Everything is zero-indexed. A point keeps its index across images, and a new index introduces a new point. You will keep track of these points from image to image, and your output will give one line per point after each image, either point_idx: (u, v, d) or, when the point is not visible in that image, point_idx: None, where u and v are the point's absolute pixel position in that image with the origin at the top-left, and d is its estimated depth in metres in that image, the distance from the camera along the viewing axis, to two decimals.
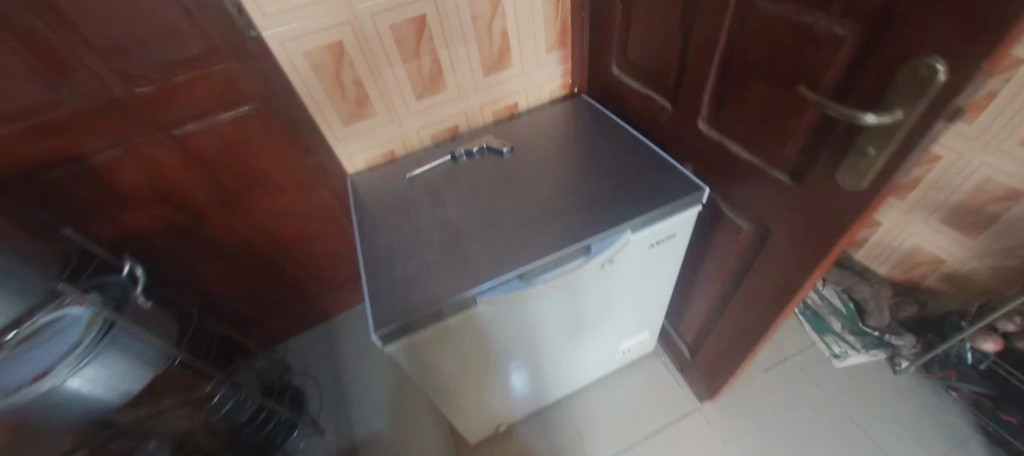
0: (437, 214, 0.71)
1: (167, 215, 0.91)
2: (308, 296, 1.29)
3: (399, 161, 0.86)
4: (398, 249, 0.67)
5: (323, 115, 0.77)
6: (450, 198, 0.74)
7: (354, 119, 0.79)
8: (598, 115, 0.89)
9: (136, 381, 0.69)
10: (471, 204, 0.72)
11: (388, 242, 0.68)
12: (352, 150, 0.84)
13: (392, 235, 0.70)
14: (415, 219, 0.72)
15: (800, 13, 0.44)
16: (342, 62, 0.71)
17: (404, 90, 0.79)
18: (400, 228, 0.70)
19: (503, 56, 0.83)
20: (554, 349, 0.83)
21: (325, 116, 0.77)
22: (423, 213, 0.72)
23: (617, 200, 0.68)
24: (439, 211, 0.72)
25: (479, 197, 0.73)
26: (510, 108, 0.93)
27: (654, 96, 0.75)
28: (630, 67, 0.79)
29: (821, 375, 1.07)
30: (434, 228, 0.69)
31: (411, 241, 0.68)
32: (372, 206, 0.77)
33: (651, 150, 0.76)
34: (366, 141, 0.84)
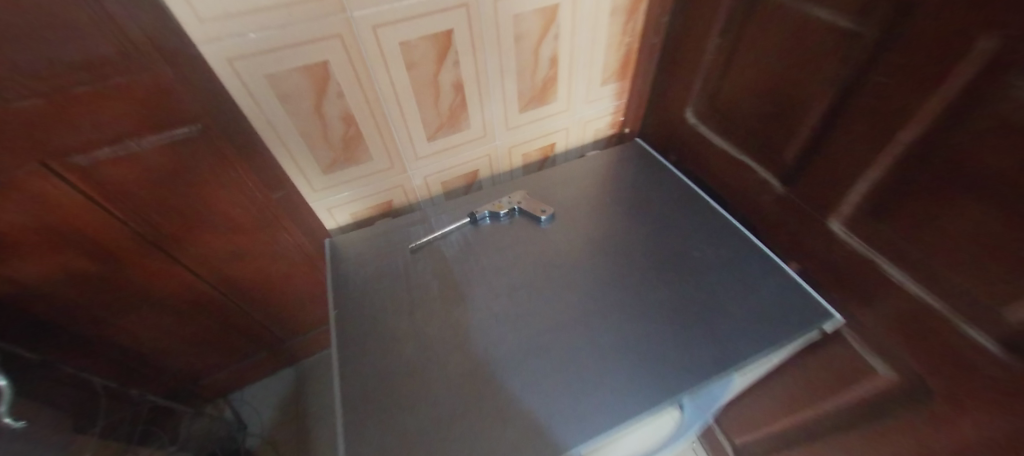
0: (454, 320, 0.50)
1: (74, 262, 0.66)
2: (271, 343, 1.06)
3: (400, 217, 0.65)
4: (397, 379, 0.46)
5: (295, 159, 0.54)
6: (472, 294, 0.53)
7: (339, 166, 0.57)
8: (661, 172, 0.69)
9: None
10: (503, 307, 0.51)
11: (383, 364, 0.47)
12: (335, 201, 0.62)
13: (390, 350, 0.48)
14: (423, 322, 0.51)
15: None
16: (324, 91, 0.48)
17: (412, 129, 0.57)
18: (402, 343, 0.49)
19: (547, 87, 0.62)
20: None
21: (297, 163, 0.54)
22: (435, 316, 0.51)
23: (710, 318, 0.49)
24: (456, 312, 0.51)
25: (514, 297, 0.53)
26: (546, 150, 0.72)
27: (754, 167, 0.56)
28: (719, 121, 0.60)
29: None
30: (450, 347, 0.48)
31: (417, 368, 0.47)
32: (360, 294, 0.55)
33: (745, 241, 0.57)
34: (357, 193, 0.61)
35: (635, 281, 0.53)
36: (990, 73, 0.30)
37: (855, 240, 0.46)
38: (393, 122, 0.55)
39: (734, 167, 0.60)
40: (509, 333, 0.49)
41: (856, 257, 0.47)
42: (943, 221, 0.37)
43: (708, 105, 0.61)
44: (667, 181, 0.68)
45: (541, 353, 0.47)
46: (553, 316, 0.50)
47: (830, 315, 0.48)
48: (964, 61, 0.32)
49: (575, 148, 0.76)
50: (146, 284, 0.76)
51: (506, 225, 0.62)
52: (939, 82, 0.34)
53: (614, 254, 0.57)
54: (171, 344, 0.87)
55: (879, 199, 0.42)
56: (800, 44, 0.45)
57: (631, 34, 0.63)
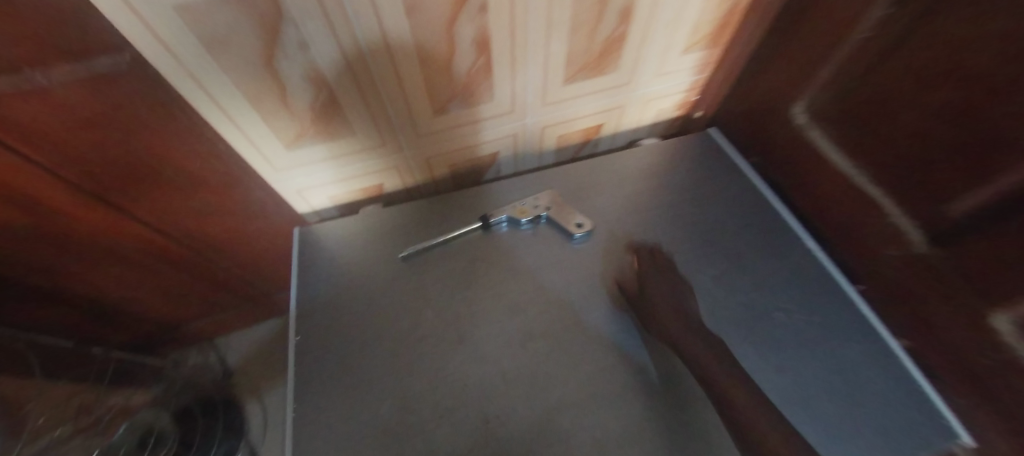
0: (445, 374, 0.39)
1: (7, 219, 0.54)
2: (259, 297, 0.98)
3: (395, 210, 0.51)
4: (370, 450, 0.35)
5: (246, 134, 0.39)
6: (474, 333, 0.41)
7: (309, 140, 0.41)
8: (738, 180, 0.53)
9: None
10: (511, 360, 0.39)
11: (354, 426, 0.36)
12: (311, 186, 0.47)
13: (361, 406, 0.37)
14: (406, 369, 0.39)
15: None
16: (277, 38, 0.31)
17: (414, 99, 0.41)
18: (377, 391, 0.38)
19: (609, 52, 0.44)
20: None
21: (247, 133, 0.39)
22: (424, 360, 0.39)
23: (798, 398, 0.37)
24: (451, 360, 0.39)
25: (526, 345, 0.40)
26: (591, 132, 0.56)
27: (884, 206, 0.41)
28: (847, 132, 0.43)
29: None
30: (441, 408, 0.37)
31: (392, 432, 0.36)
32: (335, 310, 0.43)
33: (850, 304, 0.42)
34: (333, 172, 0.46)
35: (674, 343, 0.38)
36: None
37: None
38: (387, 86, 0.38)
39: (850, 196, 0.44)
40: (516, 401, 0.37)
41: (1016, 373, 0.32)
42: None
43: (836, 103, 0.43)
44: (746, 195, 0.52)
45: (555, 437, 0.35)
46: (575, 384, 0.38)
47: (954, 433, 0.36)
48: None
49: (627, 131, 0.59)
50: (103, 240, 0.64)
51: (529, 236, 0.48)
52: None
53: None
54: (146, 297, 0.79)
55: None
56: None
57: None
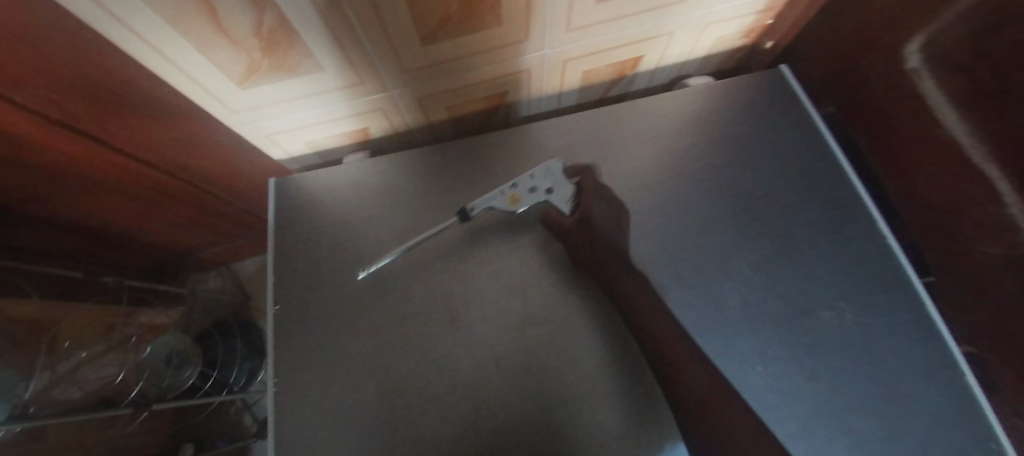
0: (429, 358, 0.35)
1: None
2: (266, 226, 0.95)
3: (383, 160, 0.44)
4: (350, 433, 0.33)
5: (180, 70, 0.31)
6: (461, 311, 0.36)
7: (265, 76, 0.33)
8: (806, 138, 0.42)
9: None
10: (500, 343, 0.35)
11: (333, 404, 0.35)
12: (278, 131, 0.40)
13: (340, 383, 0.35)
14: (386, 348, 0.36)
15: None
16: None
17: (386, 22, 0.31)
18: (356, 365, 0.36)
19: None
20: None
21: (182, 68, 0.31)
22: (405, 338, 0.36)
23: (844, 413, 0.32)
24: (436, 341, 0.36)
25: (519, 329, 0.35)
26: (625, 66, 0.44)
27: (1004, 195, 0.31)
28: (979, 83, 0.31)
29: None
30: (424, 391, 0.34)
31: (361, 411, 0.34)
32: (317, 274, 0.40)
33: (919, 305, 0.34)
34: (304, 115, 0.38)
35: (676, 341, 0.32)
36: None
37: None
38: (352, 2, 0.28)
39: (950, 165, 0.34)
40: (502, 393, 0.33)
41: None
42: None
43: (974, 40, 0.31)
44: (809, 156, 0.41)
45: (537, 433, 0.32)
46: (570, 376, 0.34)
47: None
48: None
49: (671, 65, 0.47)
50: None
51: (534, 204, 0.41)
52: None
53: (687, 285, 0.37)
54: None
55: None
56: None
57: None
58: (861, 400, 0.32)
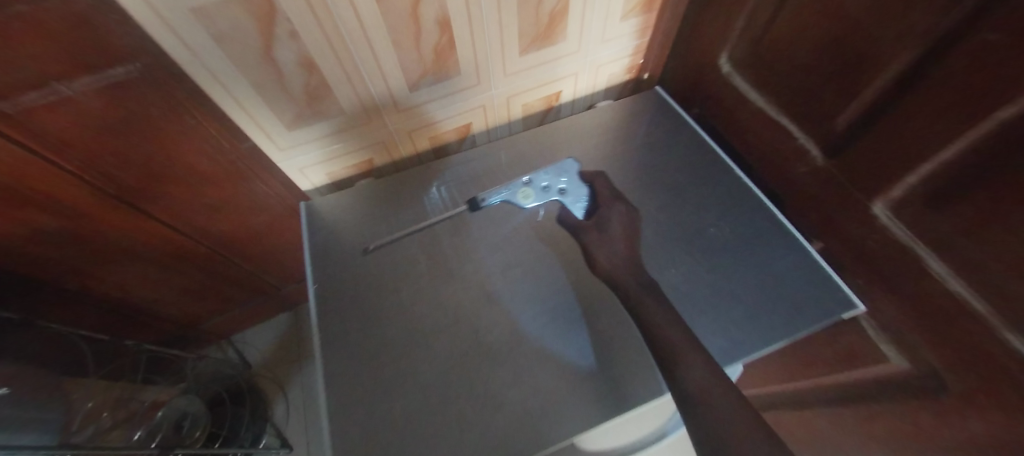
0: (439, 301, 0.48)
1: (36, 218, 0.61)
2: (265, 288, 1.04)
3: (386, 178, 0.59)
4: (385, 364, 0.44)
5: (250, 114, 0.45)
6: (461, 270, 0.50)
7: (306, 116, 0.48)
8: (682, 130, 0.62)
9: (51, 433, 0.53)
10: (492, 285, 0.49)
11: (369, 347, 0.46)
12: (303, 163, 0.54)
13: (372, 332, 0.47)
14: (406, 301, 0.49)
15: None
16: (272, 30, 0.38)
17: (389, 75, 0.48)
18: (383, 317, 0.47)
19: (554, 23, 0.51)
20: None
21: (252, 113, 0.45)
22: (426, 295, 0.49)
23: (729, 288, 0.48)
24: (443, 289, 0.49)
25: (503, 273, 0.50)
26: (551, 99, 0.63)
27: (796, 133, 0.48)
28: (760, 71, 0.50)
29: None
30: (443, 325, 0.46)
31: (400, 347, 0.45)
32: (350, 266, 0.52)
33: (762, 217, 0.52)
34: (329, 146, 0.53)
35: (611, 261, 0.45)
36: None
37: (896, 225, 0.40)
38: (364, 67, 0.45)
39: (764, 127, 0.52)
40: (499, 316, 0.47)
41: (893, 245, 0.41)
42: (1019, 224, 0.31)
43: (753, 49, 0.51)
44: (689, 143, 0.60)
45: (530, 337, 0.45)
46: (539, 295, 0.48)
47: (855, 304, 0.45)
48: None
49: (584, 96, 0.67)
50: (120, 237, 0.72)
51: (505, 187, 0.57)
52: None
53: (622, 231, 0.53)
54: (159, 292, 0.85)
55: (942, 183, 0.36)
56: None
57: None
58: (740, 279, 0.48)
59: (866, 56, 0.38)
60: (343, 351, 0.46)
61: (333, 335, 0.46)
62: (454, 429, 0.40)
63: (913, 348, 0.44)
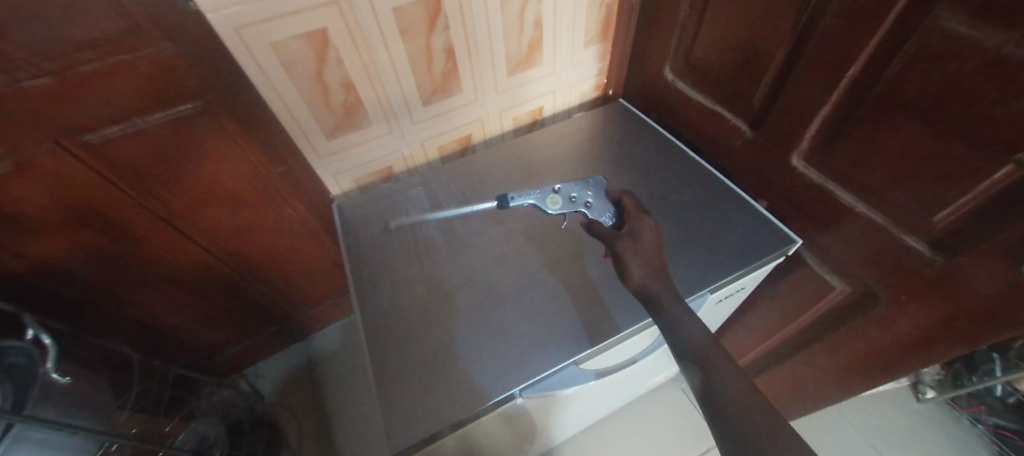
0: (456, 263, 0.61)
1: (91, 241, 0.67)
2: (282, 316, 1.09)
3: (406, 179, 0.75)
4: (416, 312, 0.56)
5: (302, 127, 0.65)
6: (475, 244, 0.63)
7: (343, 129, 0.67)
8: (644, 131, 0.77)
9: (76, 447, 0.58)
10: (500, 252, 0.61)
11: (402, 299, 0.57)
12: (337, 168, 0.74)
13: (404, 289, 0.58)
14: (430, 265, 0.61)
15: (1009, 42, 0.31)
16: (324, 56, 0.56)
17: (407, 93, 0.66)
18: (414, 276, 0.60)
19: (532, 51, 0.70)
20: (574, 421, 0.74)
21: (304, 128, 0.65)
22: (446, 260, 0.61)
23: (691, 238, 0.60)
24: (459, 254, 0.62)
25: (509, 244, 0.62)
26: (534, 112, 0.82)
27: (728, 116, 0.63)
28: (692, 73, 0.66)
29: (865, 401, 1.06)
30: (462, 279, 0.59)
31: (431, 304, 0.56)
32: (383, 246, 0.64)
33: (710, 185, 0.66)
34: (359, 152, 0.72)
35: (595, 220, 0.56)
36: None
37: (811, 171, 0.52)
38: (388, 85, 0.64)
39: (708, 117, 0.66)
40: (509, 275, 0.59)
41: (813, 188, 0.53)
42: (883, 141, 0.43)
43: (686, 58, 0.66)
44: (654, 141, 0.75)
45: (535, 287, 0.57)
46: (536, 253, 0.61)
47: (791, 240, 0.57)
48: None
49: (562, 110, 0.86)
50: (159, 263, 0.77)
51: (504, 182, 0.71)
52: (881, 21, 0.38)
53: None
54: (185, 319, 0.90)
55: (832, 132, 0.48)
56: None
57: None
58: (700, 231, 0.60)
59: (760, 51, 0.53)
60: (379, 307, 0.57)
61: (374, 301, 0.57)
62: (481, 358, 0.51)
63: (845, 271, 0.53)
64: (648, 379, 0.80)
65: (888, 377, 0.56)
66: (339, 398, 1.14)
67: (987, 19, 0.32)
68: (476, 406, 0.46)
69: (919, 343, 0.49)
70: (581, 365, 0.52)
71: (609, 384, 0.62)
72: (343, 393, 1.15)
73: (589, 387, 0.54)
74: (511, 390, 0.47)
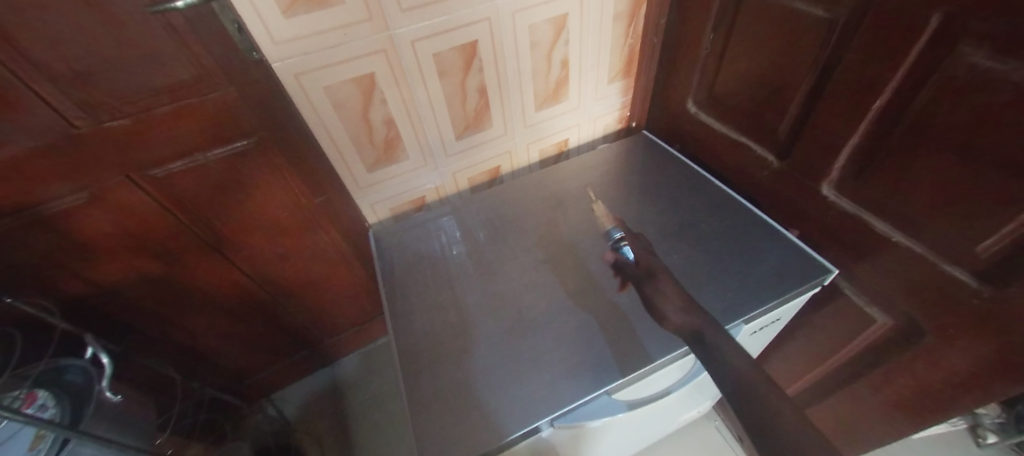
0: (487, 289, 0.63)
1: (146, 266, 0.72)
2: (312, 342, 1.11)
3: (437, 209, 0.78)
4: (447, 337, 0.57)
5: (345, 161, 0.69)
6: (505, 271, 0.65)
7: (381, 162, 0.72)
8: (669, 162, 0.79)
9: None
10: (530, 279, 0.63)
11: (432, 325, 0.59)
12: (374, 198, 0.78)
13: (435, 314, 0.60)
14: (461, 291, 0.63)
15: None
16: (371, 97, 0.61)
17: (442, 128, 0.70)
18: (445, 302, 0.62)
19: (559, 87, 0.74)
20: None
21: (347, 161, 0.69)
22: (476, 286, 0.63)
23: (721, 268, 0.60)
24: (489, 281, 0.64)
25: (538, 272, 0.64)
26: (560, 144, 0.85)
27: (753, 146, 0.64)
28: (714, 106, 0.69)
29: (921, 446, 0.97)
30: (491, 305, 0.60)
31: (463, 329, 0.58)
32: (416, 272, 0.67)
33: (739, 214, 0.66)
34: (395, 183, 0.76)
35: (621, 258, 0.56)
36: (953, 35, 0.36)
37: (843, 200, 0.52)
38: (426, 121, 0.68)
39: (734, 147, 0.68)
40: (539, 302, 0.60)
41: (845, 216, 0.53)
42: (915, 171, 0.43)
43: (709, 92, 0.69)
44: (678, 171, 0.77)
45: (565, 314, 0.57)
46: (565, 280, 0.62)
47: (826, 268, 0.56)
48: (926, 32, 0.38)
49: (587, 142, 0.89)
50: (203, 287, 0.81)
51: (532, 211, 0.73)
52: (905, 56, 0.40)
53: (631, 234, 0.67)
54: (222, 342, 0.93)
55: (863, 161, 0.48)
56: (788, 33, 0.51)
57: (633, 35, 0.73)
58: (730, 261, 0.60)
59: (782, 84, 0.55)
60: (412, 331, 0.58)
61: (408, 325, 0.59)
62: (512, 384, 0.51)
63: (885, 302, 0.52)
64: (681, 414, 0.77)
65: (941, 416, 0.52)
66: (363, 427, 1.14)
67: (1009, 53, 0.33)
68: (504, 436, 0.46)
69: (970, 380, 0.46)
70: (613, 395, 0.51)
71: (644, 416, 0.61)
72: (367, 422, 1.15)
73: (624, 419, 0.53)
74: (540, 420, 0.47)
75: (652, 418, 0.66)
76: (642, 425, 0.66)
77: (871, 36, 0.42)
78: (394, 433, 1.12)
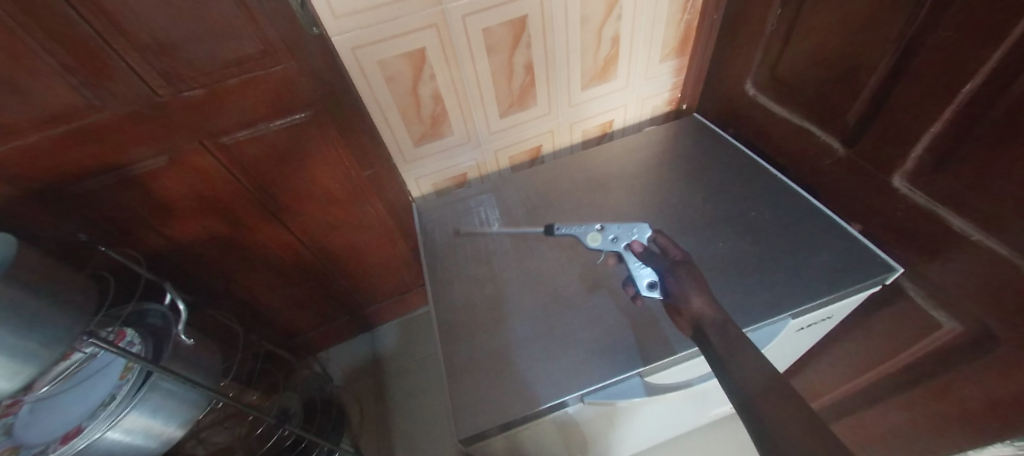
0: (523, 266, 0.64)
1: (214, 227, 0.79)
2: (355, 307, 1.18)
3: (477, 186, 0.79)
4: (483, 310, 0.59)
5: (394, 136, 0.72)
6: (542, 249, 0.65)
7: (427, 138, 0.74)
8: (719, 148, 0.75)
9: (193, 405, 0.66)
10: (567, 259, 0.63)
11: (469, 297, 0.61)
12: (419, 174, 0.80)
13: (472, 287, 0.62)
14: (498, 266, 0.64)
15: None
16: (421, 73, 0.63)
17: (487, 105, 0.71)
18: (482, 276, 0.63)
19: (608, 66, 0.72)
20: (634, 439, 0.72)
21: (395, 136, 0.72)
22: (512, 263, 0.64)
23: (770, 260, 0.57)
24: (526, 259, 0.65)
25: (575, 252, 0.64)
26: (604, 125, 0.84)
27: (816, 133, 0.60)
28: (776, 88, 0.64)
29: None
30: (526, 282, 0.61)
31: (497, 303, 0.60)
32: (456, 246, 0.69)
33: (793, 204, 0.63)
34: (439, 160, 0.78)
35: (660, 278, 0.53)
36: None
37: (916, 193, 0.48)
38: (472, 97, 0.69)
39: (794, 133, 0.63)
40: (575, 281, 0.60)
41: (916, 211, 0.49)
42: (1006, 163, 0.39)
43: (771, 73, 0.64)
44: (729, 157, 0.73)
45: (599, 294, 0.58)
46: (603, 262, 0.62)
47: (891, 267, 0.52)
48: None
49: (633, 123, 0.86)
50: (263, 249, 0.88)
51: (572, 192, 0.73)
52: (1005, 34, 0.35)
53: (673, 220, 0.65)
54: (277, 301, 1.02)
55: (945, 150, 0.44)
56: (869, 6, 0.47)
57: (692, 11, 0.70)
58: (779, 252, 0.58)
59: (858, 64, 0.50)
60: (449, 301, 0.61)
61: (446, 295, 0.62)
62: (543, 359, 0.52)
63: (954, 306, 0.48)
64: (712, 406, 0.76)
65: (1008, 433, 0.48)
66: (398, 390, 1.21)
67: None
68: (533, 407, 0.48)
69: None
70: (645, 378, 0.51)
71: (675, 402, 0.60)
72: (401, 386, 1.22)
73: (654, 402, 0.52)
74: (569, 395, 0.48)
75: (683, 405, 0.66)
76: (672, 412, 0.66)
77: (967, 9, 0.37)
78: (426, 399, 1.18)
